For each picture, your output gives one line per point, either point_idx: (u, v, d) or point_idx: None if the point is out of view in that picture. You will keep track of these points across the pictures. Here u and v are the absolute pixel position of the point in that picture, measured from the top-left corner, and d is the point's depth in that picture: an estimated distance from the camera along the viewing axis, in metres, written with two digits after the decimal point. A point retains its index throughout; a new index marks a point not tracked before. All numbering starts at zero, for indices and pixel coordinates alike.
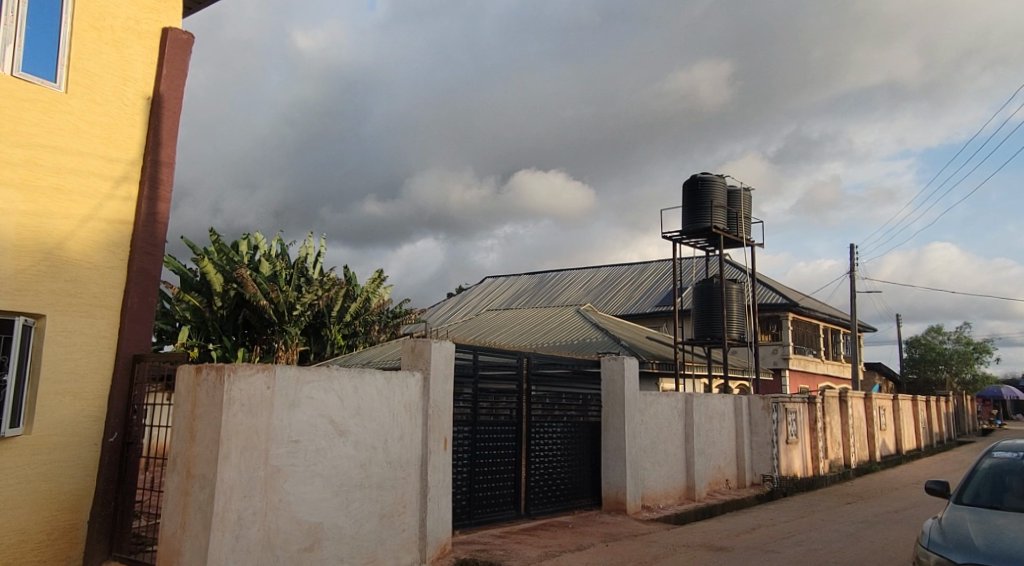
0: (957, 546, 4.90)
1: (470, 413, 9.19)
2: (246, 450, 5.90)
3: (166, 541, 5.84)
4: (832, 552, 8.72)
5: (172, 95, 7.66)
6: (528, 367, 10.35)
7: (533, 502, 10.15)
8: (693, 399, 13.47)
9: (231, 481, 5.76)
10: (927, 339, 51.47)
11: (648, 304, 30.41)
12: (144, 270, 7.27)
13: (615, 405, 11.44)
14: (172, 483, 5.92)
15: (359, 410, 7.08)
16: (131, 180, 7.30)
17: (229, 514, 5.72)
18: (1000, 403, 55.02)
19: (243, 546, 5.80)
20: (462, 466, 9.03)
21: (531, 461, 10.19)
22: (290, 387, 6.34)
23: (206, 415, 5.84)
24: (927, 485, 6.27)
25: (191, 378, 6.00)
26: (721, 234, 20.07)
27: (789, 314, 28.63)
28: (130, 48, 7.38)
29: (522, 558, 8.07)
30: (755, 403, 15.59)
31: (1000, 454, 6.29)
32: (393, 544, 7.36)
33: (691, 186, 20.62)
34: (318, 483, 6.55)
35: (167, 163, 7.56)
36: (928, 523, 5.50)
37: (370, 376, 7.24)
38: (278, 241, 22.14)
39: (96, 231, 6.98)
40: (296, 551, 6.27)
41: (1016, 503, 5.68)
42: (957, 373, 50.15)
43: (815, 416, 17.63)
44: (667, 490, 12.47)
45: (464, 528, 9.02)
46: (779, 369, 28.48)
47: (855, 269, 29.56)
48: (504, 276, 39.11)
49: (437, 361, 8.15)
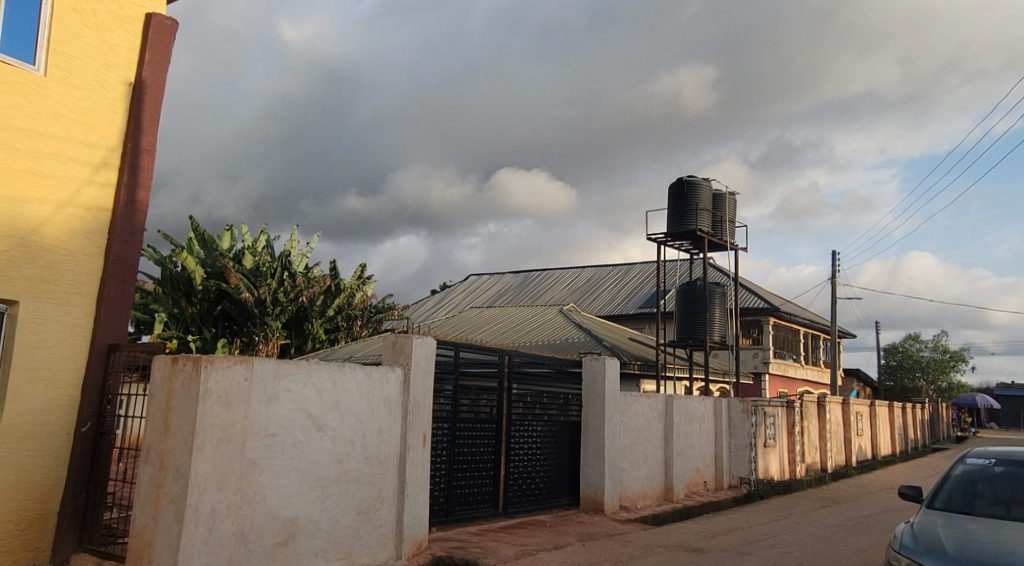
0: (928, 550, 4.95)
1: (450, 410, 9.16)
2: (222, 442, 5.85)
3: (137, 534, 5.76)
4: (806, 554, 8.79)
5: (154, 81, 7.56)
6: (509, 366, 10.35)
7: (511, 500, 10.15)
8: (674, 401, 13.52)
9: (206, 474, 5.71)
10: (904, 346, 52.08)
11: (631, 305, 30.53)
12: (121, 258, 7.17)
13: (596, 405, 11.46)
14: (145, 475, 5.84)
15: (338, 405, 7.04)
16: (110, 167, 7.19)
17: (203, 506, 5.66)
18: (974, 412, 55.81)
19: (216, 540, 5.74)
20: (440, 463, 9.01)
21: (510, 459, 10.18)
22: (269, 380, 6.29)
23: (182, 406, 5.77)
24: (900, 489, 6.33)
25: (167, 369, 5.92)
26: (706, 237, 20.16)
27: (771, 318, 28.87)
28: (113, 33, 7.28)
29: (500, 556, 8.07)
30: (734, 405, 15.66)
31: (973, 459, 6.38)
32: (370, 540, 7.33)
33: (676, 189, 20.68)
34: (295, 477, 6.51)
35: (148, 150, 7.46)
36: (900, 526, 5.54)
37: (350, 371, 7.20)
38: (263, 233, 22.00)
39: (74, 218, 6.88)
40: (270, 546, 6.22)
41: (987, 508, 5.75)
42: (933, 381, 50.70)
43: (794, 420, 17.78)
44: (646, 491, 12.53)
45: (441, 526, 9.00)
46: (759, 373, 28.65)
47: (836, 275, 29.80)
48: (488, 274, 39.02)
49: (418, 357, 8.11)
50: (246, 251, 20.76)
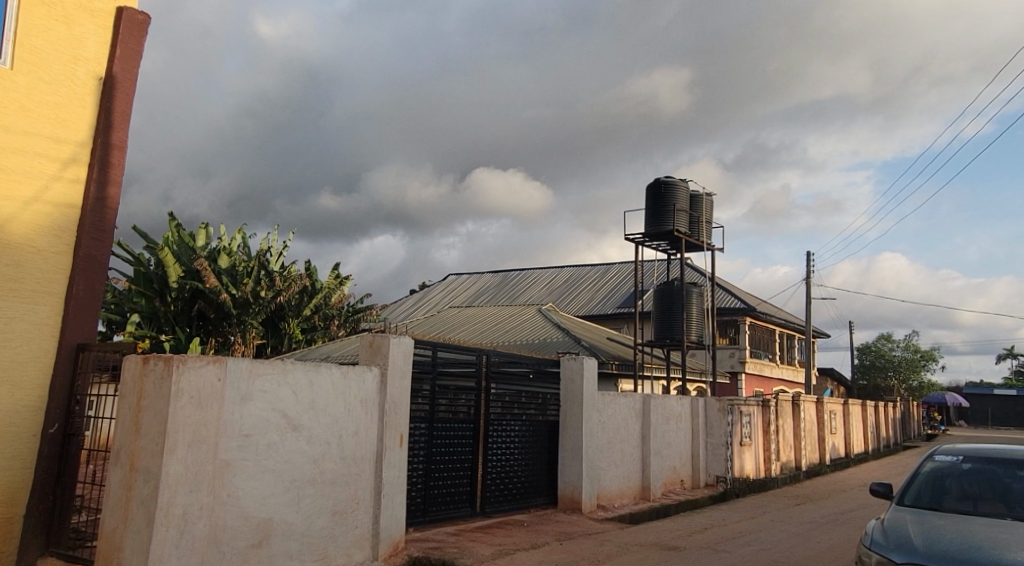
0: (898, 546, 5.01)
1: (427, 409, 9.13)
2: (194, 443, 5.77)
3: (106, 537, 5.67)
4: (779, 552, 8.86)
5: (125, 77, 7.43)
6: (487, 365, 10.33)
7: (489, 500, 10.13)
8: (651, 400, 13.57)
9: (177, 475, 5.63)
10: (877, 346, 52.81)
11: (609, 305, 30.65)
12: (91, 256, 7.05)
13: (574, 405, 11.47)
14: (114, 477, 5.74)
15: (313, 405, 6.98)
16: (80, 163, 7.07)
17: (174, 508, 5.59)
18: (944, 411, 56.80)
19: (187, 543, 5.67)
20: (417, 463, 8.97)
21: (487, 459, 10.16)
22: (243, 380, 6.22)
23: (153, 407, 5.68)
24: (871, 486, 6.39)
25: (137, 368, 5.83)
26: (683, 237, 20.30)
27: (747, 318, 29.12)
28: (82, 27, 7.15)
29: (475, 556, 8.05)
30: (711, 404, 15.77)
31: (941, 457, 6.46)
32: (346, 541, 7.28)
33: (653, 189, 20.79)
34: (269, 478, 6.45)
35: (119, 146, 7.33)
36: (870, 523, 5.61)
37: (326, 370, 7.15)
38: (240, 233, 21.79)
39: (41, 214, 6.77)
40: (243, 547, 6.15)
41: (955, 505, 5.84)
42: (904, 381, 51.41)
43: (769, 419, 17.93)
44: (623, 490, 12.58)
45: (418, 526, 8.96)
46: (735, 372, 28.89)
47: (810, 275, 30.15)
48: (467, 274, 38.94)
49: (395, 357, 8.07)
50: (223, 250, 20.55)
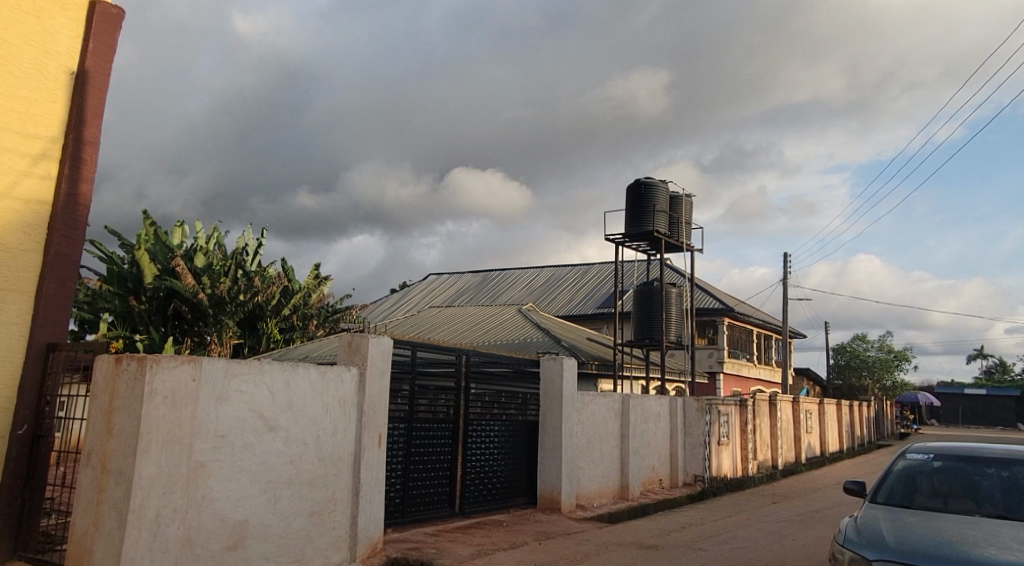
0: (871, 543, 5.07)
1: (407, 410, 9.09)
2: (167, 445, 5.70)
3: (76, 540, 5.58)
4: (755, 550, 8.91)
5: (98, 72, 7.33)
6: (467, 365, 10.31)
7: (468, 501, 10.11)
8: (630, 400, 13.62)
9: (151, 477, 5.56)
10: (852, 346, 53.45)
11: (589, 305, 30.74)
12: (62, 254, 6.94)
13: (553, 405, 11.48)
14: (85, 479, 5.65)
15: (291, 405, 6.93)
16: (50, 159, 6.96)
17: (147, 511, 5.51)
18: (918, 409, 57.66)
19: (160, 545, 5.60)
20: (396, 463, 8.93)
21: (467, 459, 10.14)
22: (218, 381, 6.16)
23: (126, 407, 5.60)
24: (845, 485, 6.45)
25: (110, 368, 5.74)
26: (663, 238, 20.39)
27: (725, 319, 29.34)
28: (53, 20, 7.05)
29: (454, 556, 8.02)
30: (689, 404, 15.87)
31: (913, 455, 6.55)
32: (323, 542, 7.23)
33: (633, 189, 20.87)
34: (244, 479, 6.38)
35: (91, 142, 7.23)
36: (844, 520, 5.67)
37: (303, 370, 7.10)
38: (215, 232, 21.59)
39: (10, 211, 6.66)
40: (218, 549, 6.09)
41: (926, 502, 5.92)
42: (878, 380, 52.04)
43: (746, 418, 18.07)
44: (602, 489, 12.60)
45: (397, 527, 8.93)
46: (713, 372, 29.10)
47: (787, 276, 30.44)
48: (447, 274, 38.88)
49: (375, 357, 8.03)
50: (199, 249, 20.38)
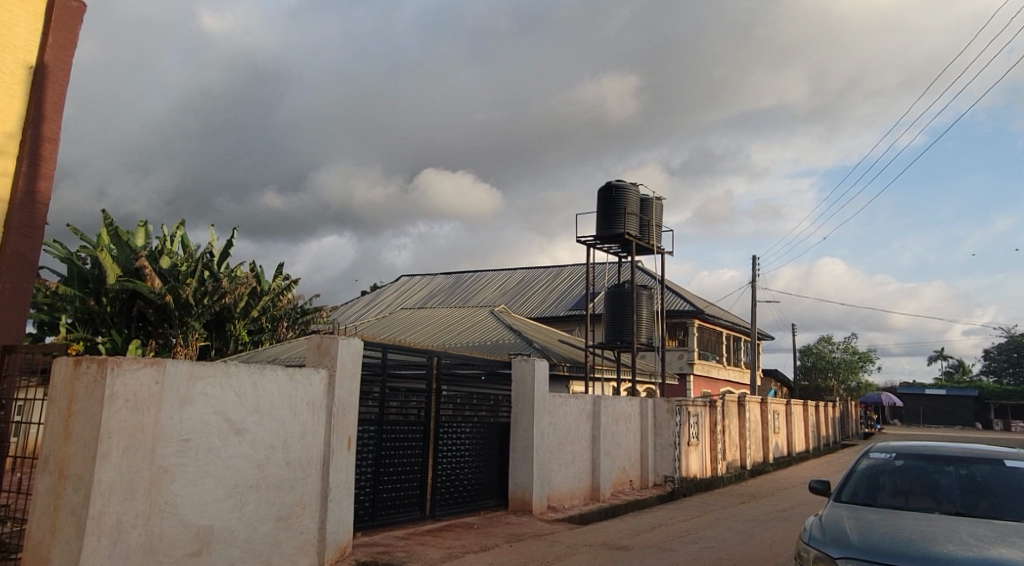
0: (834, 541, 5.13)
1: (377, 412, 9.02)
2: (128, 449, 5.57)
3: (31, 548, 5.43)
4: (723, 550, 8.98)
5: (58, 66, 7.16)
6: (438, 367, 10.25)
7: (439, 503, 10.05)
8: (602, 401, 13.67)
9: (110, 482, 5.43)
10: (818, 347, 54.20)
11: (561, 308, 30.80)
12: (19, 253, 6.77)
13: (525, 406, 11.46)
14: (41, 485, 5.50)
15: (258, 408, 6.82)
16: (7, 155, 6.79)
17: (107, 517, 5.38)
18: (880, 409, 58.78)
19: (121, 552, 5.47)
20: (366, 467, 8.85)
21: (438, 462, 10.08)
22: (182, 383, 6.05)
23: (84, 412, 5.47)
24: (811, 484, 6.53)
25: (68, 371, 5.60)
26: (634, 240, 20.50)
27: (695, 321, 29.62)
28: (11, 13, 6.88)
29: (423, 560, 7.97)
30: (660, 405, 15.97)
31: (876, 454, 6.65)
32: (290, 547, 7.13)
33: (604, 192, 20.95)
34: (210, 484, 6.27)
35: (50, 138, 7.07)
36: (809, 518, 5.73)
37: (271, 373, 7.00)
38: (180, 232, 21.22)
39: None
40: (181, 555, 5.98)
41: (888, 500, 6.01)
42: (843, 381, 52.82)
43: (715, 419, 18.24)
44: (573, 490, 12.62)
45: (367, 530, 8.84)
46: (683, 373, 29.32)
47: (756, 279, 30.82)
48: (419, 275, 38.71)
49: (344, 359, 7.94)
50: (163, 250, 20.02)
